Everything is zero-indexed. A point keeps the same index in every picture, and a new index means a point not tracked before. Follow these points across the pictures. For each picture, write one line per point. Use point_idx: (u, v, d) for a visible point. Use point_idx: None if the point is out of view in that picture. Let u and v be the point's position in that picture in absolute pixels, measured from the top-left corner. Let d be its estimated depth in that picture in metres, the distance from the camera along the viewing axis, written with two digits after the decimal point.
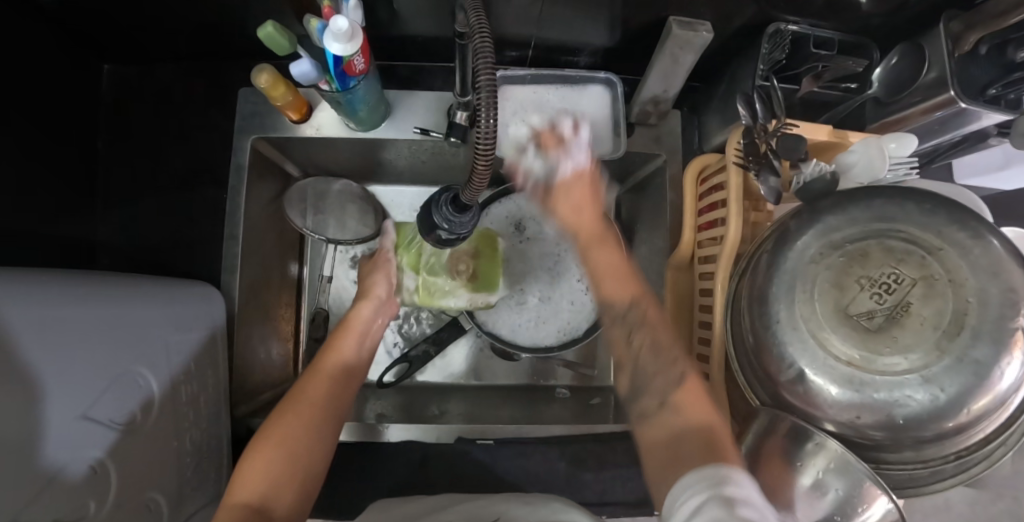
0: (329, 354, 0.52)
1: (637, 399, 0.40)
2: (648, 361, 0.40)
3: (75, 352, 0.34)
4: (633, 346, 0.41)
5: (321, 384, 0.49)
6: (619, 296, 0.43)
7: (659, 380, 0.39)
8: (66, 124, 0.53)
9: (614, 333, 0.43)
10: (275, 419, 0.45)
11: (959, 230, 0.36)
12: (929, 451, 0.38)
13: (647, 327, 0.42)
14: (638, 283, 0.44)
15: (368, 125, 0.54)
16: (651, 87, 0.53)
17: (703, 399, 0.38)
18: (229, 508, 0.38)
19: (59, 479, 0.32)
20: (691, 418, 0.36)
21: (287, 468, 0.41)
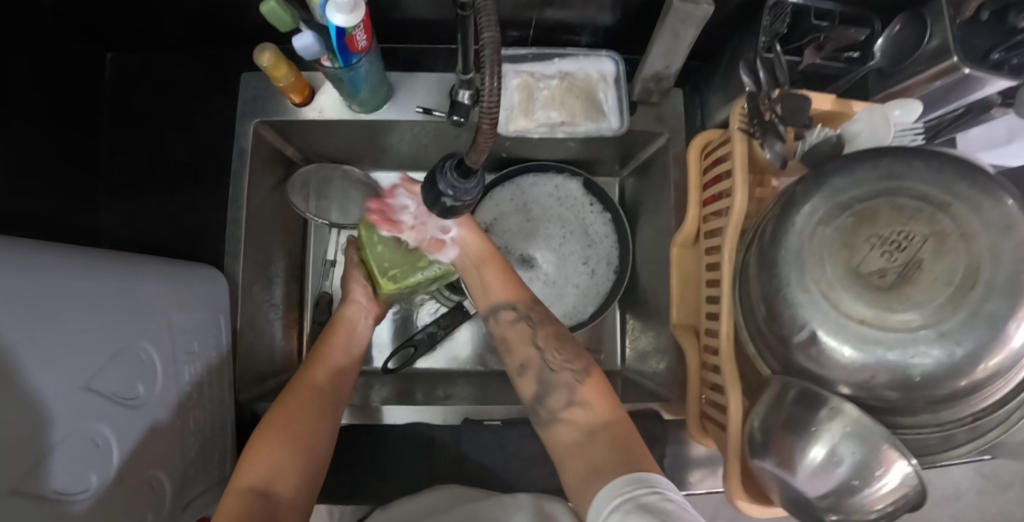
0: (327, 349, 0.54)
1: (544, 398, 0.48)
2: (552, 350, 0.50)
3: (76, 323, 0.34)
4: (535, 338, 0.51)
5: (322, 378, 0.50)
6: (501, 296, 0.53)
7: (565, 371, 0.48)
8: (70, 111, 0.53)
9: (517, 325, 0.52)
10: (279, 407, 0.46)
11: (968, 185, 0.36)
12: (945, 414, 0.37)
13: (552, 323, 0.52)
14: (523, 289, 0.55)
15: (370, 106, 0.55)
16: (653, 63, 0.52)
17: (605, 390, 0.46)
18: (236, 492, 0.39)
19: (60, 450, 0.32)
20: (599, 413, 0.44)
21: (291, 453, 0.42)
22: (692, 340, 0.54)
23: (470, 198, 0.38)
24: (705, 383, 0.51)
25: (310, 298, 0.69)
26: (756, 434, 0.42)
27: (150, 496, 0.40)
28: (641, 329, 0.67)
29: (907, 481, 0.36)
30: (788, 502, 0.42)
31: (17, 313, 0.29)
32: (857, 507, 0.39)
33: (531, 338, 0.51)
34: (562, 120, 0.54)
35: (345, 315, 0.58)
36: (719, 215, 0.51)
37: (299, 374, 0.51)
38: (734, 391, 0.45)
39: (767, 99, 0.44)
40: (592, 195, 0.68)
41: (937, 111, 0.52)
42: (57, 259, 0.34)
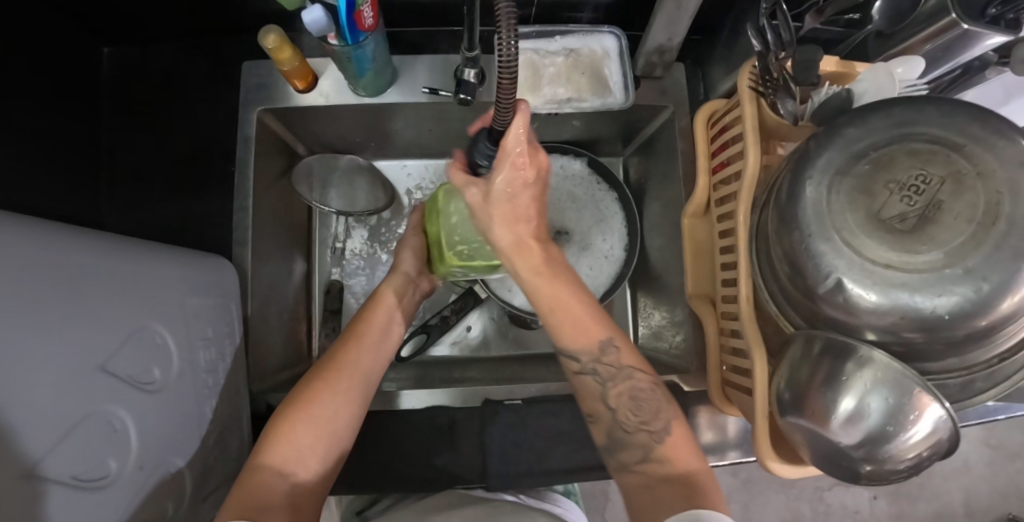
0: (356, 333, 0.52)
1: (614, 451, 0.45)
2: (626, 409, 0.45)
3: (90, 304, 0.33)
4: (608, 395, 0.46)
5: (352, 362, 0.48)
6: (579, 345, 0.46)
7: (643, 432, 0.44)
8: (70, 102, 0.52)
9: (585, 379, 0.47)
10: (305, 388, 0.45)
11: (980, 125, 0.36)
12: (971, 356, 0.37)
13: (627, 377, 0.45)
14: (607, 326, 0.47)
15: (375, 88, 0.54)
16: (655, 36, 0.52)
17: (684, 448, 0.43)
18: (258, 467, 0.39)
19: (79, 431, 0.30)
20: (675, 465, 0.42)
21: (314, 442, 0.42)
22: (709, 309, 0.54)
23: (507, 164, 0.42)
24: (725, 350, 0.51)
25: (318, 290, 0.68)
26: (786, 391, 0.41)
27: (169, 485, 0.39)
28: (653, 306, 0.67)
29: (941, 425, 0.36)
30: (820, 457, 0.41)
31: (25, 287, 0.28)
32: (895, 457, 0.38)
33: (600, 393, 0.46)
34: (569, 96, 0.54)
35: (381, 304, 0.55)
36: (729, 181, 0.51)
37: (326, 356, 0.49)
38: (758, 351, 0.44)
39: (775, 59, 0.44)
40: (597, 174, 0.69)
41: (934, 72, 0.52)
42: (66, 238, 0.33)
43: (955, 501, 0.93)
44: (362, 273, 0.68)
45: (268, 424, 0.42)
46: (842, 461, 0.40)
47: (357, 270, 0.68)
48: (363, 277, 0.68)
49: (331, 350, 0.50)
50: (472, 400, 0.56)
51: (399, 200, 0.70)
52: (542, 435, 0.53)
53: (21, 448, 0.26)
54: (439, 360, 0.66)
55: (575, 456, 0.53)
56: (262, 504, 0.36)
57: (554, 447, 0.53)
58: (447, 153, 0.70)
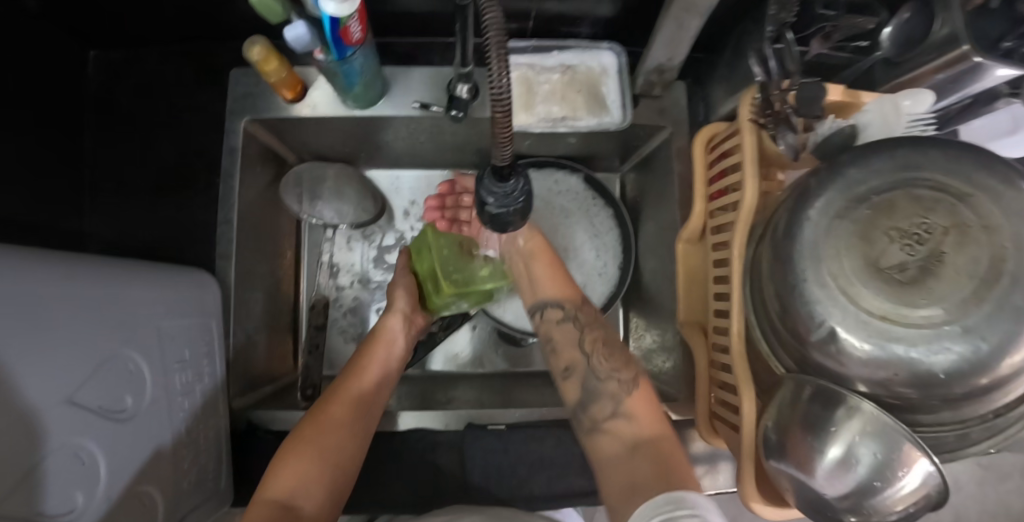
0: (360, 364, 0.52)
1: (586, 406, 0.45)
2: (600, 355, 0.47)
3: (60, 335, 0.32)
4: (584, 342, 0.48)
5: (356, 393, 0.49)
6: (551, 293, 0.53)
7: (612, 381, 0.45)
8: (52, 109, 0.51)
9: (565, 327, 0.51)
10: (310, 420, 0.45)
11: (988, 174, 0.34)
12: (965, 410, 0.36)
13: (598, 328, 0.50)
14: (575, 291, 0.54)
15: (365, 101, 0.53)
16: (655, 55, 0.50)
17: (648, 401, 0.44)
18: (262, 501, 0.38)
19: (44, 468, 0.30)
20: (642, 426, 0.42)
21: (318, 470, 0.41)
22: (700, 338, 0.52)
23: (513, 202, 0.35)
24: (714, 382, 0.50)
25: (306, 300, 0.67)
26: (772, 434, 0.41)
27: (142, 512, 0.38)
28: (645, 327, 0.66)
29: (929, 480, 0.35)
30: (804, 502, 0.41)
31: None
32: (880, 509, 0.38)
33: (577, 342, 0.49)
34: (563, 115, 0.53)
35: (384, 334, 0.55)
36: (726, 210, 0.49)
37: (330, 388, 0.49)
38: (746, 389, 0.43)
39: (778, 89, 0.42)
40: (593, 190, 0.67)
41: (942, 102, 0.51)
42: (37, 266, 0.32)
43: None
44: (350, 285, 0.67)
45: (271, 461, 0.42)
46: (827, 510, 0.40)
47: (345, 281, 0.67)
48: (351, 289, 0.67)
49: (335, 382, 0.50)
50: (454, 423, 0.56)
51: (389, 210, 0.69)
52: (527, 460, 0.52)
53: None
54: (426, 375, 0.65)
55: (559, 482, 0.52)
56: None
57: (538, 472, 0.52)
58: (439, 164, 0.68)
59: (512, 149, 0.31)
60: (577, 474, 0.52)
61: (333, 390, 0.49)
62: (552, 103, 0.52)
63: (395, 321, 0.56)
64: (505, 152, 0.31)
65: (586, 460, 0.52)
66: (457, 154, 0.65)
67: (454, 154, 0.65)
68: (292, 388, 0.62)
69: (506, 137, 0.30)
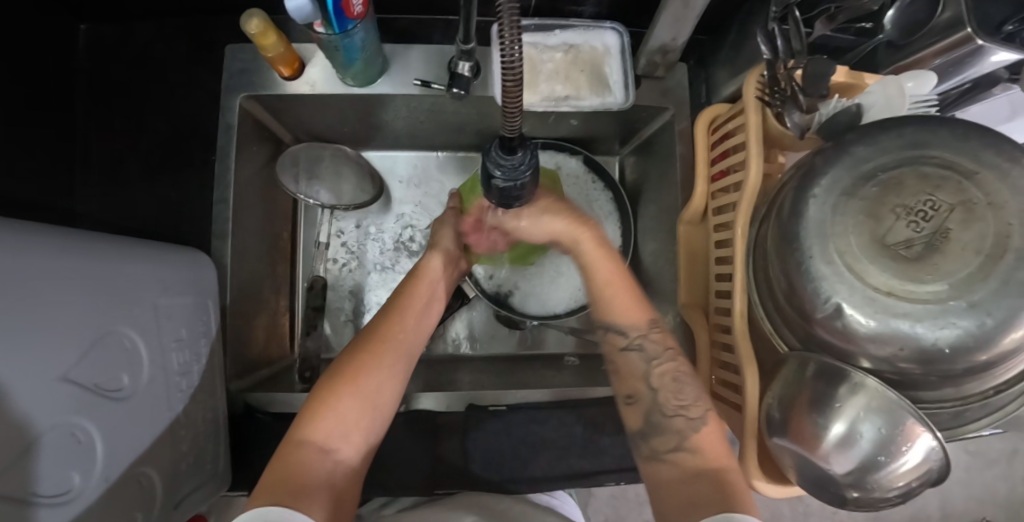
0: (401, 307, 0.48)
1: (648, 436, 0.45)
2: (667, 391, 0.45)
3: (51, 310, 0.31)
4: (650, 374, 0.46)
5: (400, 338, 0.45)
6: (629, 321, 0.48)
7: (680, 417, 0.44)
8: (41, 85, 0.49)
9: (630, 356, 0.47)
10: (351, 362, 0.42)
11: (994, 153, 0.35)
12: (967, 387, 0.37)
13: (671, 359, 0.46)
14: (648, 309, 0.49)
15: (365, 79, 0.52)
16: (659, 35, 0.50)
17: (719, 441, 0.42)
18: (297, 441, 0.38)
19: (40, 447, 0.29)
20: (708, 457, 0.41)
21: (359, 417, 0.40)
22: (701, 319, 0.53)
23: (520, 177, 0.35)
24: (716, 363, 0.51)
25: (303, 282, 0.66)
26: (775, 412, 0.41)
27: (139, 493, 0.38)
28: None
29: (932, 455, 0.36)
30: (806, 478, 0.41)
31: None
32: (883, 485, 0.38)
33: (644, 373, 0.46)
34: (566, 94, 0.51)
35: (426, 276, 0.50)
36: (728, 191, 0.49)
37: (370, 328, 0.46)
38: (750, 369, 0.43)
39: (784, 68, 0.42)
40: (594, 172, 0.67)
41: (942, 87, 0.51)
42: (27, 240, 0.31)
43: (931, 504, 0.95)
44: (348, 267, 0.66)
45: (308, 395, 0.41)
46: (829, 486, 0.40)
47: (343, 263, 0.66)
48: (349, 272, 0.66)
49: (374, 322, 0.47)
50: (456, 404, 0.56)
51: (388, 192, 0.68)
52: (529, 441, 0.52)
53: None
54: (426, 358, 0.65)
55: (560, 463, 0.52)
56: (307, 487, 0.35)
57: (539, 454, 0.52)
58: (439, 145, 0.67)
59: (521, 123, 0.30)
60: (578, 456, 0.52)
61: (374, 333, 0.45)
62: (558, 83, 0.52)
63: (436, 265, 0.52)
64: (515, 125, 0.30)
65: (587, 441, 0.53)
66: (457, 135, 0.64)
67: (454, 134, 0.65)
68: (290, 371, 0.61)
69: (514, 113, 0.30)
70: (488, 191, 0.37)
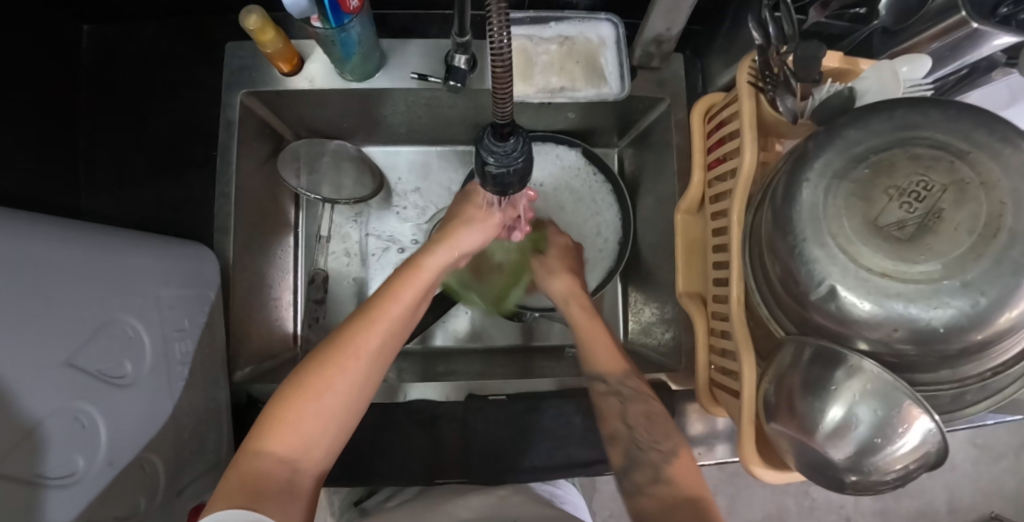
0: (389, 304, 0.44)
1: (629, 470, 0.45)
2: (641, 428, 0.46)
3: (56, 298, 0.32)
4: (627, 414, 0.48)
5: (371, 340, 0.42)
6: (606, 367, 0.51)
7: (654, 451, 0.45)
8: (46, 83, 0.50)
9: (608, 399, 0.49)
10: (316, 366, 0.40)
11: (986, 132, 0.34)
12: (964, 369, 0.37)
13: (643, 400, 0.48)
14: (626, 361, 0.52)
15: (362, 73, 0.52)
16: (654, 25, 0.50)
17: (692, 472, 0.43)
18: (250, 458, 0.36)
19: (43, 432, 0.30)
20: (682, 488, 0.41)
21: (321, 431, 0.39)
22: (698, 308, 0.52)
23: (511, 165, 0.35)
24: (714, 351, 0.50)
25: (304, 277, 0.66)
26: (771, 397, 0.41)
27: (143, 479, 0.39)
28: (644, 301, 0.67)
29: (929, 438, 0.36)
30: (803, 463, 0.41)
31: None
32: (881, 468, 0.38)
33: (621, 412, 0.48)
34: (562, 85, 0.52)
35: (427, 265, 0.48)
36: (724, 178, 0.49)
37: (344, 327, 0.43)
38: (747, 355, 0.43)
39: (776, 54, 0.42)
40: (593, 165, 0.67)
41: (940, 72, 0.50)
42: (33, 230, 0.32)
43: (938, 499, 0.94)
44: (348, 261, 0.67)
45: (269, 403, 0.39)
46: (827, 471, 0.40)
47: (344, 258, 0.67)
48: (349, 266, 0.67)
49: (348, 320, 0.44)
50: (455, 395, 0.56)
51: (388, 186, 0.69)
52: (528, 431, 0.53)
53: None
54: (427, 351, 0.66)
55: (559, 453, 0.52)
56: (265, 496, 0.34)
57: (538, 444, 0.52)
58: (438, 139, 0.68)
59: (513, 109, 0.31)
60: (577, 445, 0.52)
61: (339, 336, 0.42)
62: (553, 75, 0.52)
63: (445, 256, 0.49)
64: (505, 108, 0.31)
65: (586, 430, 0.53)
66: (456, 129, 0.65)
67: (452, 128, 0.65)
68: (292, 363, 0.62)
69: (505, 98, 0.30)
70: (480, 177, 0.38)
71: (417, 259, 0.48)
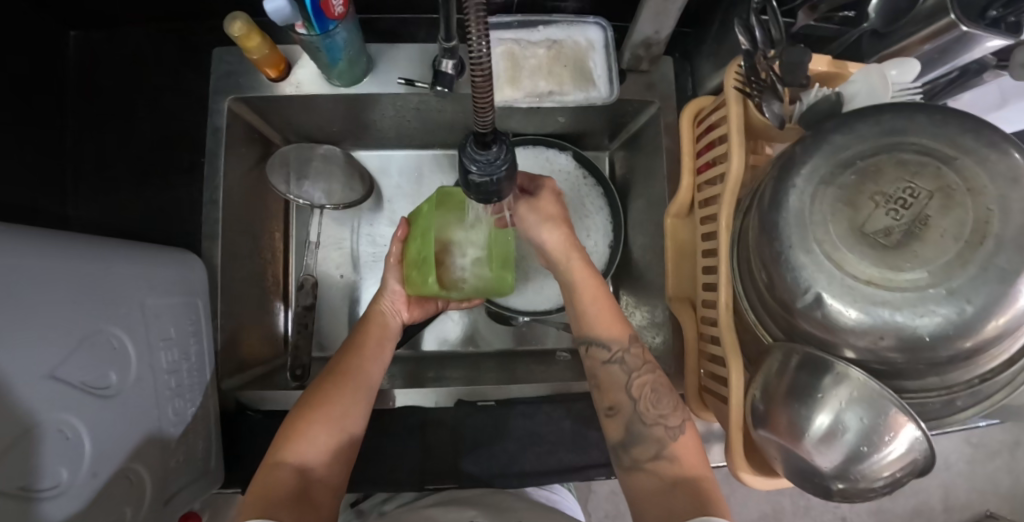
0: (361, 340, 0.53)
1: (629, 446, 0.45)
2: (647, 401, 0.46)
3: (39, 310, 0.32)
4: (631, 385, 0.47)
5: (357, 368, 0.49)
6: (611, 335, 0.49)
7: (660, 425, 0.45)
8: (34, 92, 0.50)
9: (612, 369, 0.48)
10: (316, 390, 0.46)
11: (973, 138, 0.34)
12: (952, 375, 0.36)
13: (649, 370, 0.48)
14: (628, 325, 0.50)
15: (349, 79, 0.52)
16: (642, 28, 0.50)
17: (692, 450, 0.44)
18: (267, 467, 0.41)
19: (26, 444, 0.30)
20: (685, 466, 0.43)
21: (328, 439, 0.44)
22: (689, 312, 0.52)
23: (495, 172, 0.35)
24: (703, 355, 0.50)
25: (294, 282, 0.66)
26: (759, 403, 0.41)
27: (130, 490, 0.39)
28: (635, 305, 0.66)
29: (916, 445, 0.36)
30: (792, 469, 0.41)
31: None
32: (868, 475, 0.38)
33: (625, 384, 0.47)
34: (550, 90, 0.52)
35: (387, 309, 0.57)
36: (714, 183, 0.49)
37: (333, 364, 0.50)
38: (734, 361, 0.43)
39: (763, 59, 0.42)
40: (584, 168, 0.67)
41: (930, 75, 0.50)
42: (18, 241, 0.32)
43: (934, 497, 0.94)
44: (339, 265, 0.67)
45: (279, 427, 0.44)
46: (815, 478, 0.40)
47: (334, 262, 0.67)
48: (340, 271, 0.67)
49: (336, 358, 0.51)
50: (445, 400, 0.56)
51: (377, 191, 0.69)
52: (517, 437, 0.52)
53: None
54: (418, 355, 0.65)
55: (548, 458, 0.52)
56: (279, 496, 0.38)
57: (527, 449, 0.52)
58: (427, 144, 0.68)
59: (494, 117, 0.31)
60: (566, 450, 0.52)
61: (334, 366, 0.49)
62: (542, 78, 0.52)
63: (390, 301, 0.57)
64: (486, 119, 0.31)
65: (575, 436, 0.53)
66: (445, 133, 0.65)
67: (442, 132, 0.65)
68: (283, 369, 0.62)
69: (485, 105, 0.30)
70: (463, 182, 0.37)
71: (370, 313, 0.57)
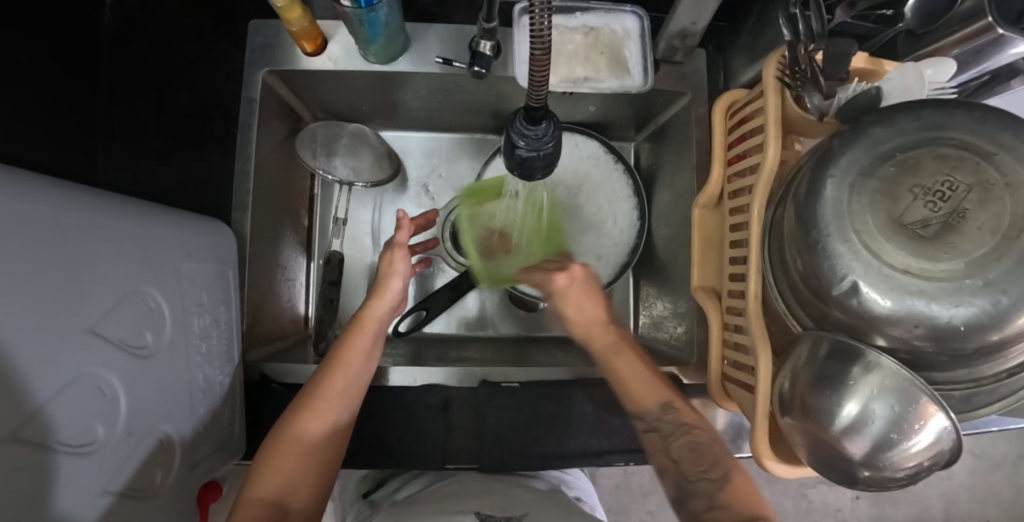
0: (342, 354, 0.50)
1: (685, 502, 0.44)
2: (688, 460, 0.45)
3: (83, 265, 0.32)
4: (670, 448, 0.47)
5: (338, 388, 0.48)
6: (646, 401, 0.48)
7: (704, 480, 0.44)
8: (68, 53, 0.50)
9: (650, 435, 0.48)
10: (291, 419, 0.45)
11: (1012, 134, 0.35)
12: (980, 369, 0.37)
13: (684, 431, 0.47)
14: (665, 389, 0.49)
15: (386, 56, 0.52)
16: (679, 19, 0.50)
17: (750, 493, 0.43)
18: (248, 504, 0.41)
19: (67, 397, 0.30)
20: (741, 510, 0.40)
21: (305, 467, 0.44)
22: (712, 302, 0.53)
23: (543, 149, 0.36)
24: (727, 346, 0.51)
25: (318, 259, 0.66)
26: (786, 392, 0.42)
27: (160, 452, 0.39)
28: (656, 296, 0.67)
29: (944, 435, 0.36)
30: (816, 458, 0.41)
31: (22, 255, 0.27)
32: (894, 464, 0.38)
33: (664, 446, 0.47)
34: (586, 75, 0.52)
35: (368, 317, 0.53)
36: (744, 174, 0.49)
37: (316, 375, 0.49)
38: (763, 350, 0.43)
39: (805, 50, 0.42)
40: (611, 155, 0.67)
41: (960, 77, 0.50)
42: (66, 194, 0.32)
43: (935, 507, 0.95)
44: (363, 245, 0.67)
45: (258, 455, 0.44)
46: (842, 467, 0.40)
47: (356, 242, 0.67)
48: (365, 251, 0.67)
49: (319, 370, 0.49)
50: (469, 381, 0.56)
51: (403, 172, 0.69)
52: (539, 419, 0.53)
53: (17, 402, 0.26)
54: (435, 337, 0.66)
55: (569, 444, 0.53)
56: None
57: (548, 433, 0.52)
58: (455, 127, 0.68)
59: (548, 91, 0.31)
60: (586, 436, 0.53)
61: (317, 381, 0.47)
62: (579, 63, 0.52)
63: (382, 306, 0.55)
64: (544, 89, 0.31)
65: (596, 423, 0.53)
66: (474, 116, 0.65)
67: (470, 115, 0.65)
68: (304, 344, 0.62)
69: (542, 77, 0.30)
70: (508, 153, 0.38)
71: (359, 316, 0.54)
